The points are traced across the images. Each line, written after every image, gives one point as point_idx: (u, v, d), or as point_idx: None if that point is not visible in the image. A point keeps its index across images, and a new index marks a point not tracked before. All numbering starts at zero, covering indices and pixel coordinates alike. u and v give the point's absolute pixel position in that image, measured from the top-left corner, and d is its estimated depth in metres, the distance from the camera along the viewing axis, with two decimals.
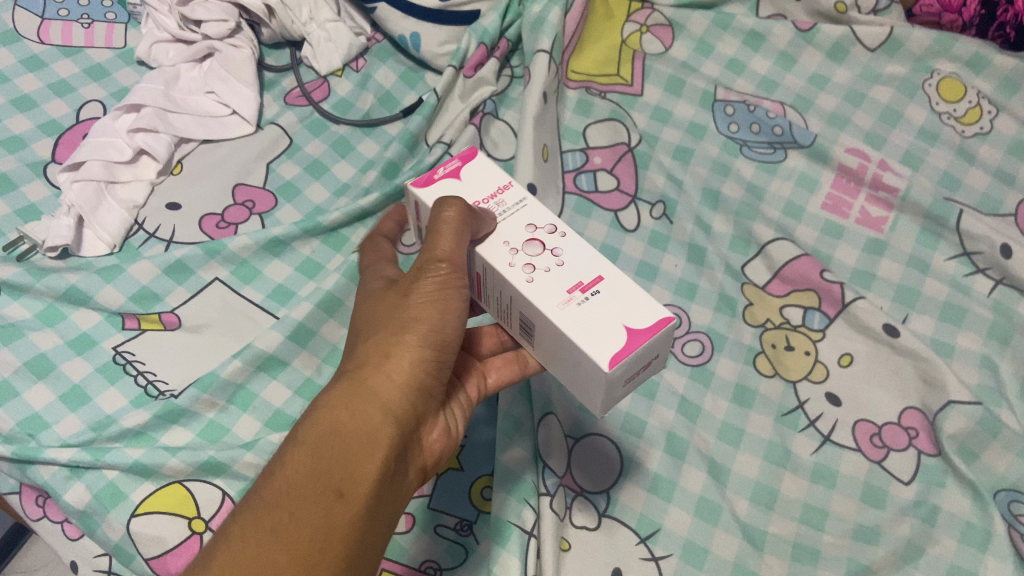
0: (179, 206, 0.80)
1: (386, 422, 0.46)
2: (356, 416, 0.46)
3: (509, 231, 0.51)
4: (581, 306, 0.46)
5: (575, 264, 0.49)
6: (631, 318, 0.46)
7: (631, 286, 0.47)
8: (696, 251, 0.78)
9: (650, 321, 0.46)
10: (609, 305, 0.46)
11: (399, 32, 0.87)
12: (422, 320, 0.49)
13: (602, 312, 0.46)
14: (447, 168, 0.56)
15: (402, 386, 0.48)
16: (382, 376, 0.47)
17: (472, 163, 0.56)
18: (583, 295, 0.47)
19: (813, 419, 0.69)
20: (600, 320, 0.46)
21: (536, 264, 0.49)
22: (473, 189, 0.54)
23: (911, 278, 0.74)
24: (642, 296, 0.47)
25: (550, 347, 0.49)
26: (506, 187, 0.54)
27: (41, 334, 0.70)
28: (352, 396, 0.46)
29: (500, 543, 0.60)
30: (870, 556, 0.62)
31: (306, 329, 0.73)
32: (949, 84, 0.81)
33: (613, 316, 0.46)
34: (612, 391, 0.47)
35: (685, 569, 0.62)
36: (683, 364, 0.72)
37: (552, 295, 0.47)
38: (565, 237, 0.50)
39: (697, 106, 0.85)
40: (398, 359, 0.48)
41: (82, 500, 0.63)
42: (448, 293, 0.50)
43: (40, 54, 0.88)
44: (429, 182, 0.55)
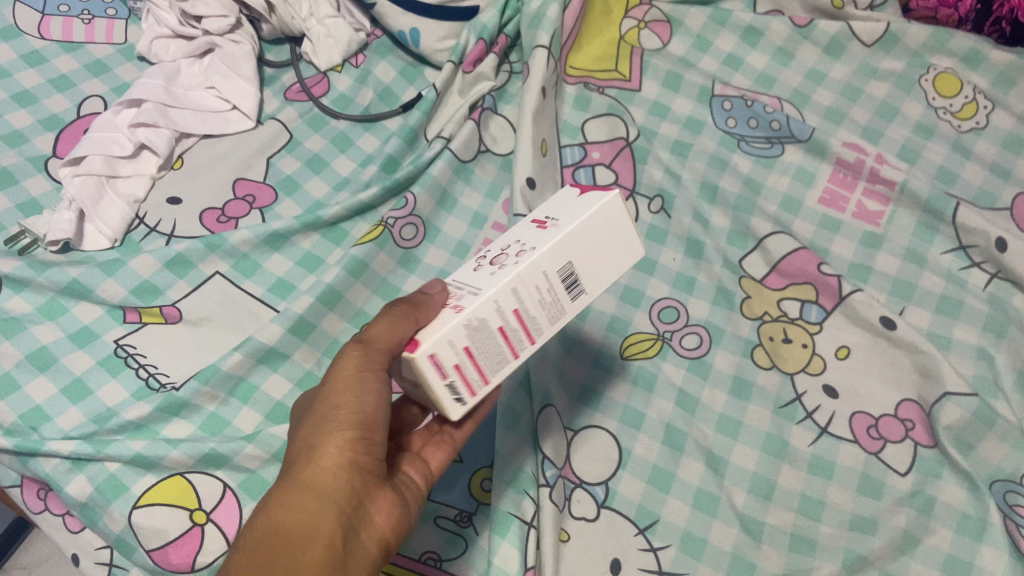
0: (179, 201, 0.80)
1: (323, 508, 0.45)
2: (291, 511, 0.45)
3: (477, 281, 0.47)
4: (558, 217, 0.48)
5: (515, 236, 0.50)
6: (563, 200, 0.50)
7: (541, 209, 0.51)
8: (694, 244, 0.79)
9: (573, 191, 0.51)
10: (567, 207, 0.49)
11: (398, 28, 0.87)
12: (346, 401, 0.48)
13: (568, 206, 0.49)
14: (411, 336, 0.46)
15: (334, 468, 0.47)
16: (311, 466, 0.46)
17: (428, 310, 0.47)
18: (549, 222, 0.48)
19: (811, 411, 0.69)
20: (563, 211, 0.48)
21: (515, 251, 0.47)
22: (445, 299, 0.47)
23: (907, 271, 0.75)
24: (548, 203, 0.52)
25: (590, 267, 0.47)
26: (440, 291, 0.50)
27: (42, 328, 0.70)
28: (286, 494, 0.46)
29: (500, 535, 0.61)
30: (868, 546, 0.62)
31: (306, 322, 0.73)
32: (945, 79, 0.82)
33: (565, 203, 0.49)
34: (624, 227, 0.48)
35: (684, 560, 0.63)
36: (683, 356, 0.73)
37: (550, 234, 0.46)
38: (490, 253, 0.50)
39: (694, 101, 0.85)
40: (326, 445, 0.47)
41: (83, 492, 0.64)
42: (371, 372, 0.49)
43: (41, 50, 0.88)
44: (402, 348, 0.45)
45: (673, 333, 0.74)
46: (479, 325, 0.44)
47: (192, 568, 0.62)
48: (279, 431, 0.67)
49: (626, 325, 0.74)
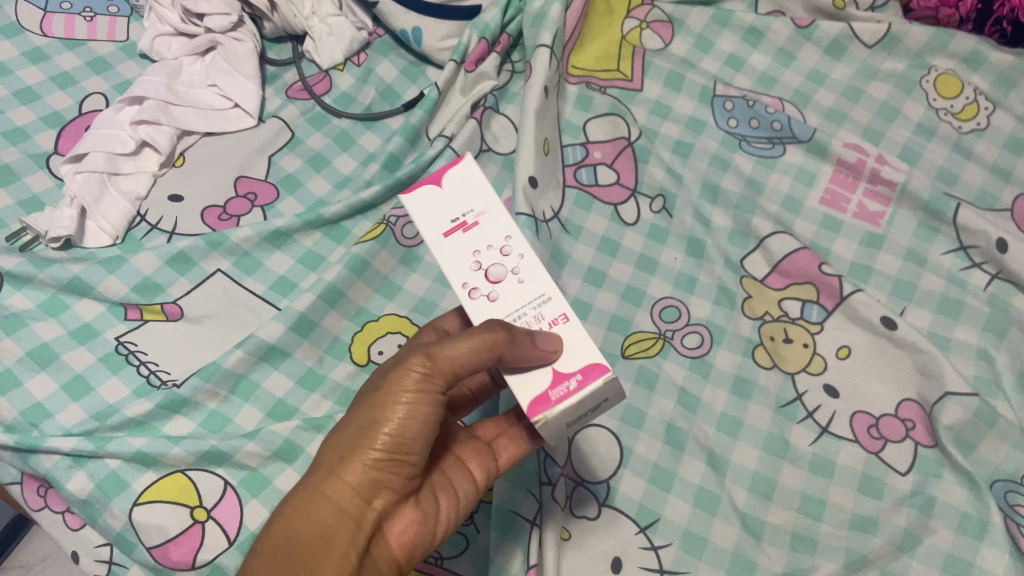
0: (181, 198, 0.80)
1: (341, 524, 0.47)
2: (310, 522, 0.47)
3: (535, 299, 0.47)
4: (469, 208, 0.49)
5: (455, 250, 0.48)
6: (434, 195, 0.49)
7: (422, 221, 0.49)
8: (695, 244, 0.79)
9: (419, 193, 0.49)
10: (468, 197, 0.49)
11: (400, 27, 0.87)
12: (387, 422, 0.47)
13: (461, 191, 0.49)
14: (567, 389, 0.45)
15: (357, 485, 0.47)
16: (336, 480, 0.47)
17: (552, 371, 0.45)
18: (468, 220, 0.48)
19: (811, 410, 0.69)
20: (456, 198, 0.49)
21: (498, 254, 0.48)
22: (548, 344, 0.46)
23: (908, 271, 0.75)
24: (418, 214, 0.49)
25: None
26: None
27: (43, 325, 0.70)
28: (308, 500, 0.47)
29: (503, 533, 0.62)
30: (868, 545, 0.63)
31: (308, 320, 0.73)
32: (946, 80, 0.82)
33: (452, 195, 0.49)
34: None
35: (685, 559, 0.63)
36: (684, 355, 0.73)
37: (499, 217, 0.49)
38: (461, 282, 0.48)
39: (696, 101, 0.85)
40: (358, 459, 0.47)
41: (84, 489, 0.64)
42: (422, 392, 0.48)
43: (43, 47, 0.88)
44: (567, 379, 0.45)
45: (674, 333, 0.74)
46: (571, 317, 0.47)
47: (192, 565, 0.62)
48: (279, 428, 0.67)
49: (627, 325, 0.74)
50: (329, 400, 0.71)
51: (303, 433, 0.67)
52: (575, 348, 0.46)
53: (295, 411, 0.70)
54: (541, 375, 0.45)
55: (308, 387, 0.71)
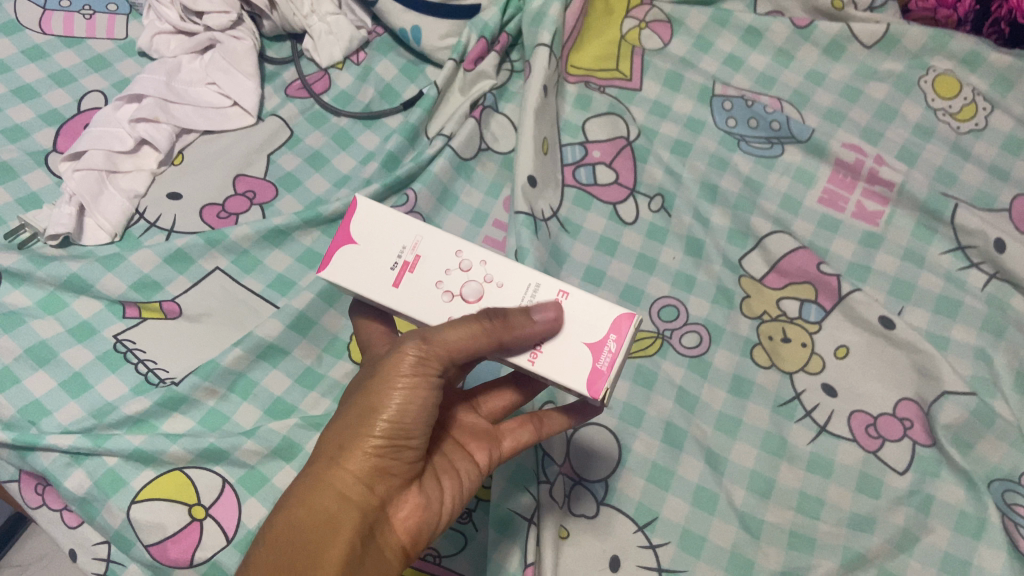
0: (179, 196, 0.80)
1: (345, 510, 0.46)
2: (313, 508, 0.46)
3: (526, 295, 0.49)
4: (400, 245, 0.50)
5: (419, 289, 0.49)
6: (356, 250, 0.50)
7: (368, 286, 0.49)
8: (694, 243, 0.79)
9: (342, 256, 0.49)
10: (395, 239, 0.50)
11: (399, 25, 0.88)
12: (387, 408, 0.47)
13: (376, 233, 0.50)
14: (611, 354, 0.47)
15: (359, 472, 0.47)
16: (339, 466, 0.47)
17: (588, 351, 0.47)
18: (407, 258, 0.50)
19: (809, 410, 0.69)
20: (377, 245, 0.50)
21: (459, 273, 0.50)
22: (568, 334, 0.48)
23: (906, 271, 0.75)
24: (360, 283, 0.49)
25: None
26: (535, 355, 0.47)
27: (42, 322, 0.70)
28: (310, 488, 0.46)
29: (501, 531, 0.62)
30: (866, 544, 0.63)
31: (306, 318, 0.73)
32: (945, 81, 0.82)
33: (374, 238, 0.50)
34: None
35: (682, 557, 0.63)
36: (682, 354, 0.73)
37: (435, 241, 0.50)
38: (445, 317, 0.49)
39: (695, 101, 0.85)
40: (359, 446, 0.47)
41: (82, 486, 0.64)
42: (419, 377, 0.47)
43: (42, 45, 0.88)
44: (602, 347, 0.47)
45: (672, 332, 0.74)
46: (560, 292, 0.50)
47: (190, 563, 0.62)
48: (278, 426, 0.67)
49: None
50: (328, 399, 0.71)
51: (301, 431, 0.67)
52: (589, 315, 0.48)
53: (294, 409, 0.70)
54: (579, 354, 0.47)
55: (307, 385, 0.72)
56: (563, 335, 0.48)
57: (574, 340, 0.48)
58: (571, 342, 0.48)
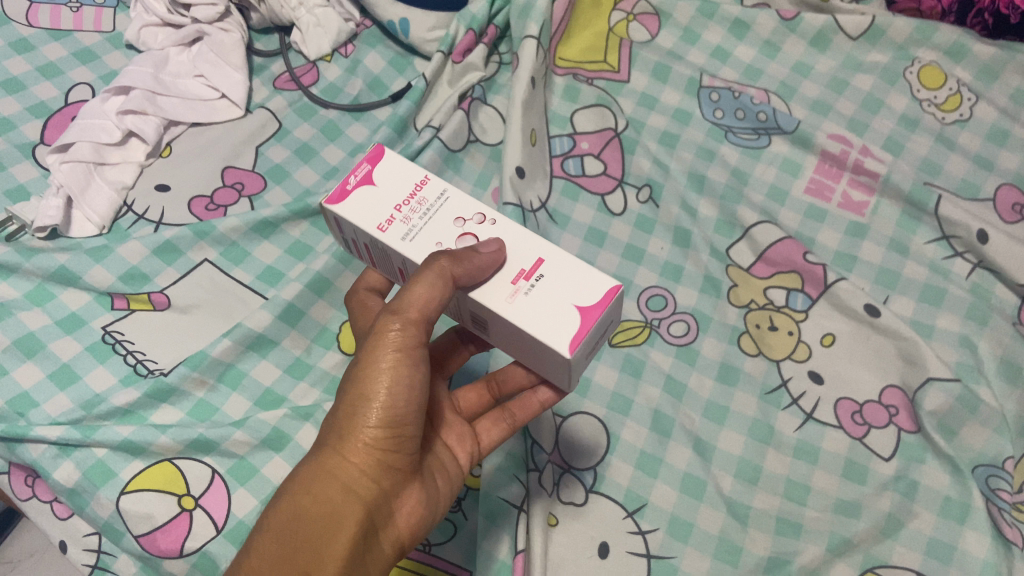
0: (168, 188, 0.80)
1: (349, 503, 0.47)
2: (316, 501, 0.46)
3: (447, 217, 0.50)
4: (528, 295, 0.46)
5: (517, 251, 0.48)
6: (577, 295, 0.46)
7: (573, 262, 0.47)
8: (682, 234, 0.79)
9: (601, 294, 0.46)
10: (560, 289, 0.46)
11: (387, 17, 0.88)
12: (379, 396, 0.47)
13: (552, 295, 0.46)
14: (358, 173, 0.51)
15: (362, 465, 0.47)
16: (341, 458, 0.47)
17: (385, 161, 0.51)
18: (529, 283, 0.47)
19: (796, 397, 0.70)
20: (554, 313, 0.45)
21: None
22: (389, 195, 0.50)
23: (891, 260, 0.75)
24: (585, 271, 0.47)
25: (507, 344, 0.49)
26: (424, 181, 0.51)
27: (29, 315, 0.70)
28: (314, 478, 0.47)
29: (490, 519, 0.62)
30: (852, 529, 0.63)
31: (296, 310, 0.73)
32: (930, 72, 0.83)
33: (553, 300, 0.46)
34: (564, 372, 0.47)
35: (672, 544, 0.64)
36: (670, 343, 0.73)
37: (501, 299, 0.46)
38: (496, 224, 0.49)
39: (683, 92, 0.86)
40: (359, 435, 0.47)
41: (71, 478, 0.63)
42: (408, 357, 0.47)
43: (29, 37, 0.88)
44: (343, 195, 0.50)
45: (661, 321, 0.75)
46: (409, 232, 0.49)
47: (179, 553, 0.62)
48: (268, 417, 0.67)
49: None
50: (317, 389, 0.71)
51: (291, 421, 0.68)
52: (361, 203, 0.50)
53: (284, 400, 0.70)
54: (392, 184, 0.50)
55: (296, 375, 0.72)
56: (392, 196, 0.50)
57: (380, 193, 0.50)
58: (380, 194, 0.50)
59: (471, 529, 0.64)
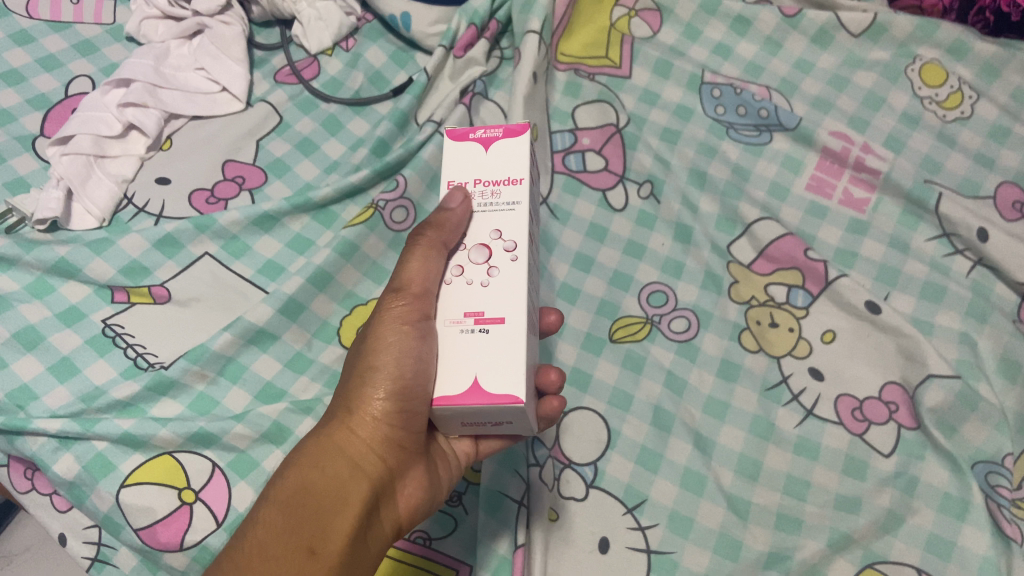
0: (168, 180, 0.80)
1: (355, 477, 0.50)
2: (325, 474, 0.49)
3: (497, 214, 0.51)
4: (459, 333, 0.47)
5: (496, 293, 0.48)
6: (488, 374, 0.46)
7: (516, 345, 0.46)
8: (683, 230, 0.79)
9: (499, 390, 0.45)
10: (479, 347, 0.47)
11: (388, 12, 0.88)
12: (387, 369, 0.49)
13: (470, 353, 0.47)
14: (488, 134, 0.54)
15: (369, 440, 0.51)
16: (350, 432, 0.50)
17: (514, 140, 0.53)
18: (473, 324, 0.47)
19: (797, 393, 0.70)
20: (456, 366, 0.46)
21: (467, 271, 0.49)
22: (484, 166, 0.53)
23: (892, 258, 0.76)
24: (515, 361, 0.46)
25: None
26: (514, 181, 0.52)
27: (29, 306, 0.70)
28: (321, 452, 0.50)
29: (490, 514, 0.63)
30: (852, 525, 0.63)
31: (297, 304, 0.73)
32: (931, 69, 0.83)
33: (473, 361, 0.46)
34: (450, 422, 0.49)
35: (672, 539, 0.64)
36: (671, 339, 0.73)
37: (447, 300, 0.49)
38: (512, 262, 0.49)
39: (684, 89, 0.86)
40: (367, 409, 0.50)
41: (71, 471, 0.63)
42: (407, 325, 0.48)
43: (29, 29, 0.88)
44: (461, 138, 0.54)
45: (661, 317, 0.75)
46: None
47: (180, 547, 0.61)
48: (269, 411, 0.67)
49: (615, 309, 0.75)
50: (318, 383, 0.71)
51: (291, 415, 0.68)
52: (462, 154, 0.53)
53: (284, 394, 0.70)
54: (499, 164, 0.53)
55: (297, 369, 0.71)
56: (486, 168, 0.53)
57: (483, 159, 0.53)
58: (478, 159, 0.53)
59: (472, 525, 0.64)
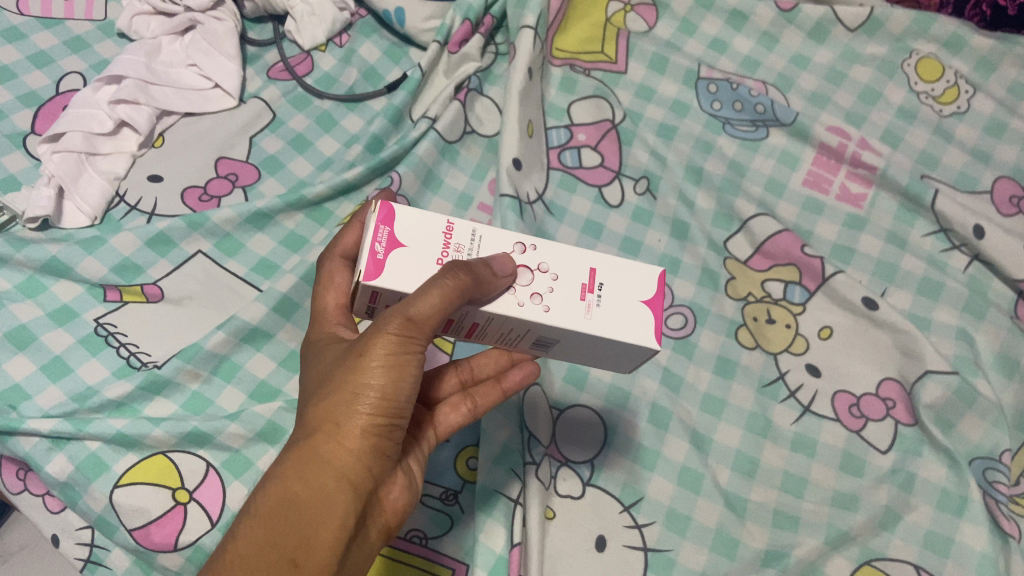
0: (161, 178, 0.79)
1: (342, 491, 0.43)
2: (309, 488, 0.42)
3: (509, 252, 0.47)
4: (603, 307, 0.46)
5: (565, 268, 0.47)
6: (639, 290, 0.47)
7: (620, 263, 0.48)
8: (679, 226, 0.78)
9: (655, 284, 0.48)
10: (617, 293, 0.47)
11: (382, 7, 0.87)
12: (375, 386, 0.43)
13: (619, 295, 0.47)
14: (380, 241, 0.45)
15: (358, 452, 0.44)
16: (337, 445, 0.43)
17: (400, 218, 0.46)
18: (596, 294, 0.47)
19: (793, 390, 0.70)
20: (622, 311, 0.47)
21: (535, 290, 0.46)
22: (425, 252, 0.46)
23: (889, 253, 0.75)
24: (630, 266, 0.48)
25: (580, 349, 0.49)
26: (450, 226, 0.47)
27: (20, 306, 0.69)
28: (303, 466, 0.43)
29: (486, 512, 0.61)
30: (849, 522, 0.63)
31: (290, 302, 0.72)
32: (928, 64, 0.83)
33: (623, 300, 0.47)
34: (637, 357, 0.48)
35: (668, 536, 0.63)
36: (668, 336, 0.72)
37: (573, 313, 0.46)
38: (537, 248, 0.48)
39: (680, 84, 0.85)
40: (354, 423, 0.43)
41: (64, 471, 0.63)
42: (406, 354, 0.43)
43: (19, 26, 0.87)
44: (379, 265, 0.44)
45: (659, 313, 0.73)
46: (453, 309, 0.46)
47: (174, 547, 0.61)
48: (262, 410, 0.67)
49: None
50: None
51: (285, 413, 0.67)
52: (406, 271, 0.45)
53: (279, 392, 0.69)
54: (422, 236, 0.46)
55: (291, 367, 0.71)
56: (428, 251, 0.46)
57: (417, 252, 0.45)
58: (417, 258, 0.45)
59: (467, 524, 0.64)
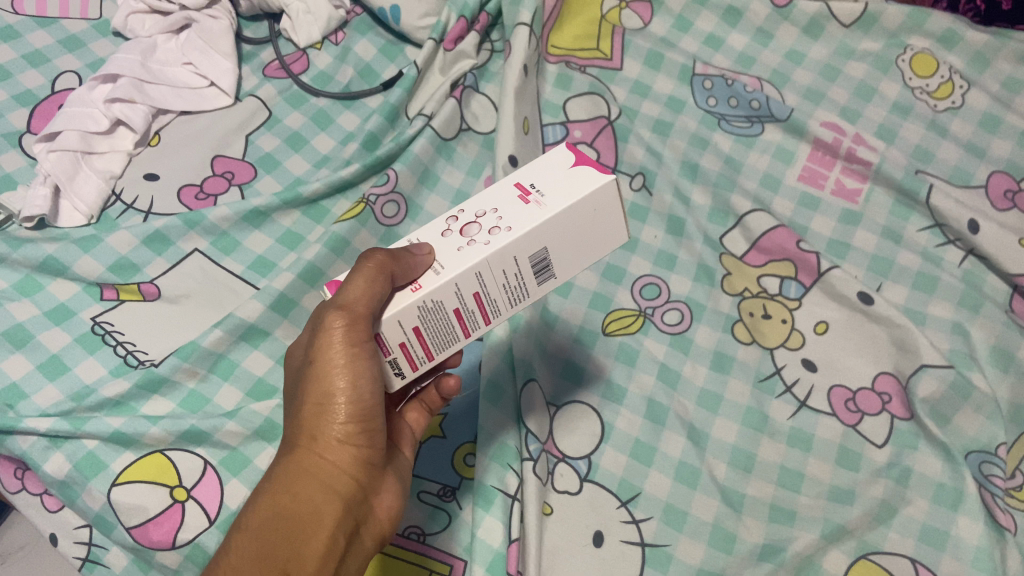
0: (157, 176, 0.79)
1: (327, 499, 0.46)
2: (295, 498, 0.46)
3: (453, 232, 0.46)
4: (547, 192, 0.45)
5: (493, 199, 0.46)
6: (563, 160, 0.46)
7: (533, 163, 0.47)
8: (675, 222, 0.79)
9: (572, 150, 0.47)
10: (549, 175, 0.46)
11: (378, 5, 0.88)
12: (340, 391, 0.46)
13: (551, 175, 0.46)
14: None
15: (335, 459, 0.47)
16: (315, 454, 0.47)
17: None
18: (536, 192, 0.45)
19: (790, 384, 0.70)
20: (564, 180, 0.45)
21: (484, 230, 0.45)
22: None
23: (884, 248, 0.76)
24: (541, 158, 0.47)
25: (577, 248, 0.46)
26: None
27: (18, 305, 0.69)
28: (289, 478, 0.46)
29: (484, 508, 0.61)
30: (846, 516, 0.63)
31: (287, 299, 0.72)
32: (922, 59, 0.83)
33: (555, 175, 0.46)
34: (615, 203, 0.45)
35: (665, 532, 0.63)
36: (663, 331, 0.73)
37: (529, 213, 0.44)
38: (464, 209, 0.47)
39: (676, 80, 0.85)
40: (329, 432, 0.47)
41: (61, 470, 0.63)
42: (361, 352, 0.46)
43: (14, 25, 0.87)
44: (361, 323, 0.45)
45: (653, 309, 0.74)
46: (435, 306, 0.45)
47: (172, 545, 0.61)
48: (260, 408, 0.67)
49: (608, 301, 0.74)
50: None
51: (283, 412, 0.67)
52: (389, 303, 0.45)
53: (276, 390, 0.69)
54: None
55: None
56: None
57: None
58: None
59: (464, 519, 0.64)
